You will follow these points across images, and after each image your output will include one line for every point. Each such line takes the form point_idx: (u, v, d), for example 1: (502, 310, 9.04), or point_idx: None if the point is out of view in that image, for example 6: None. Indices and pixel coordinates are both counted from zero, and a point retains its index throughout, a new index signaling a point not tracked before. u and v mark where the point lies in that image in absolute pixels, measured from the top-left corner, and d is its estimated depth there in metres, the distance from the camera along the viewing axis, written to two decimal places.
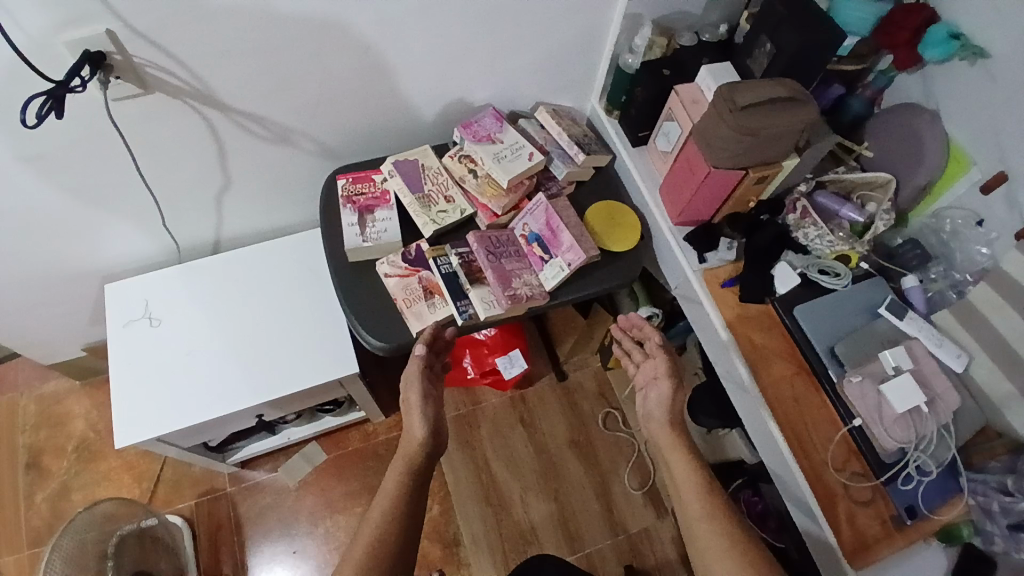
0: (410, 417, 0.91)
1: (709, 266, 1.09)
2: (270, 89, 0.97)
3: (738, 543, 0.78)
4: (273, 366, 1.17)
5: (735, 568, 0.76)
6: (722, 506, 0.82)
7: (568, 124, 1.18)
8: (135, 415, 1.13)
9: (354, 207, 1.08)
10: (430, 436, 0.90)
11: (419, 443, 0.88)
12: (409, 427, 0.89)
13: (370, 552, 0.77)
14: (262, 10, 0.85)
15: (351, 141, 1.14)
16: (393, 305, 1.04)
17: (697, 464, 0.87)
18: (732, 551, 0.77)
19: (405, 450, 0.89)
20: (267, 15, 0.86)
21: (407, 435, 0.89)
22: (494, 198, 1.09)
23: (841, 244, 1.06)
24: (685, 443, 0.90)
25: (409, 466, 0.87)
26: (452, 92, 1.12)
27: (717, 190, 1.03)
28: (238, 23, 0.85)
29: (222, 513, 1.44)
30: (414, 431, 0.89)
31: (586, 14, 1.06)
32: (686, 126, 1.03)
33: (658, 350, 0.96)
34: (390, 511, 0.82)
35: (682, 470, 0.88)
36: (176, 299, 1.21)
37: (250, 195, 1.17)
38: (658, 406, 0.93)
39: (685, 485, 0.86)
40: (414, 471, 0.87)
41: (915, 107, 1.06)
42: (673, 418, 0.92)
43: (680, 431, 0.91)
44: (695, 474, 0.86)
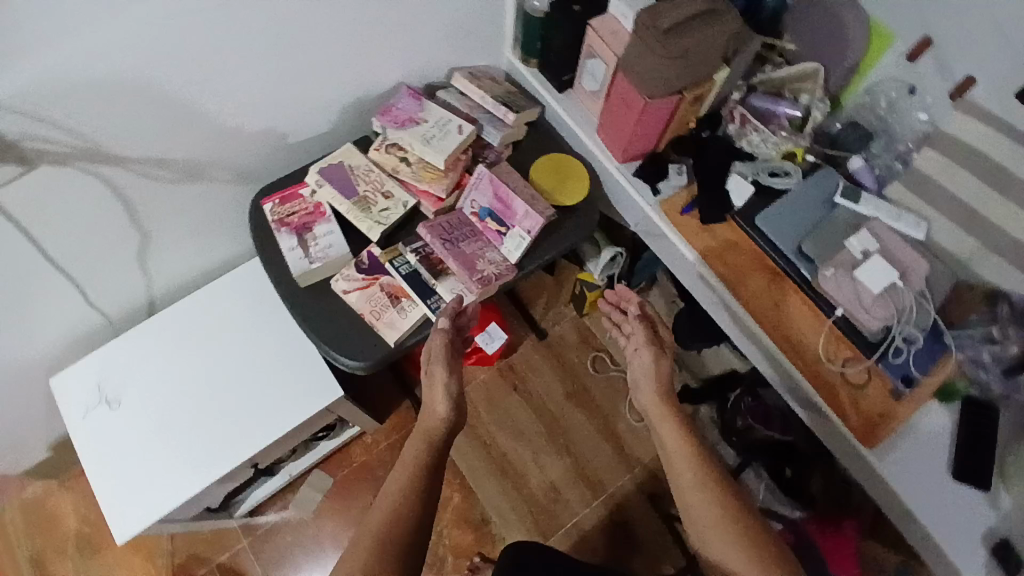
0: (433, 393, 0.87)
1: (664, 196, 1.07)
2: (166, 127, 0.87)
3: (727, 511, 0.78)
4: (254, 415, 1.12)
5: (727, 538, 0.76)
6: (716, 474, 0.81)
7: (488, 86, 1.13)
8: (129, 503, 1.08)
9: (291, 229, 1.00)
10: (455, 412, 0.86)
11: (442, 419, 0.85)
12: (433, 408, 0.85)
13: (384, 529, 0.76)
14: (131, 45, 0.75)
15: (268, 158, 1.05)
16: (361, 322, 0.98)
17: (686, 432, 0.86)
18: (727, 517, 0.78)
19: (429, 427, 0.85)
20: (138, 49, 0.76)
21: (429, 411, 0.86)
22: (434, 181, 1.03)
23: (786, 142, 1.06)
24: (674, 410, 0.87)
25: (431, 442, 0.84)
26: (361, 79, 1.03)
27: (657, 119, 1.01)
28: (108, 69, 0.75)
29: (247, 565, 1.40)
30: (436, 407, 0.86)
31: None
32: (611, 61, 1.01)
33: (636, 322, 0.92)
34: (406, 483, 0.80)
35: (673, 438, 0.86)
36: (130, 372, 1.13)
37: (178, 242, 1.08)
38: (644, 375, 0.90)
39: (676, 455, 0.84)
40: (435, 447, 0.84)
41: None
42: (664, 387, 0.89)
43: (668, 399, 0.88)
44: (685, 445, 0.84)
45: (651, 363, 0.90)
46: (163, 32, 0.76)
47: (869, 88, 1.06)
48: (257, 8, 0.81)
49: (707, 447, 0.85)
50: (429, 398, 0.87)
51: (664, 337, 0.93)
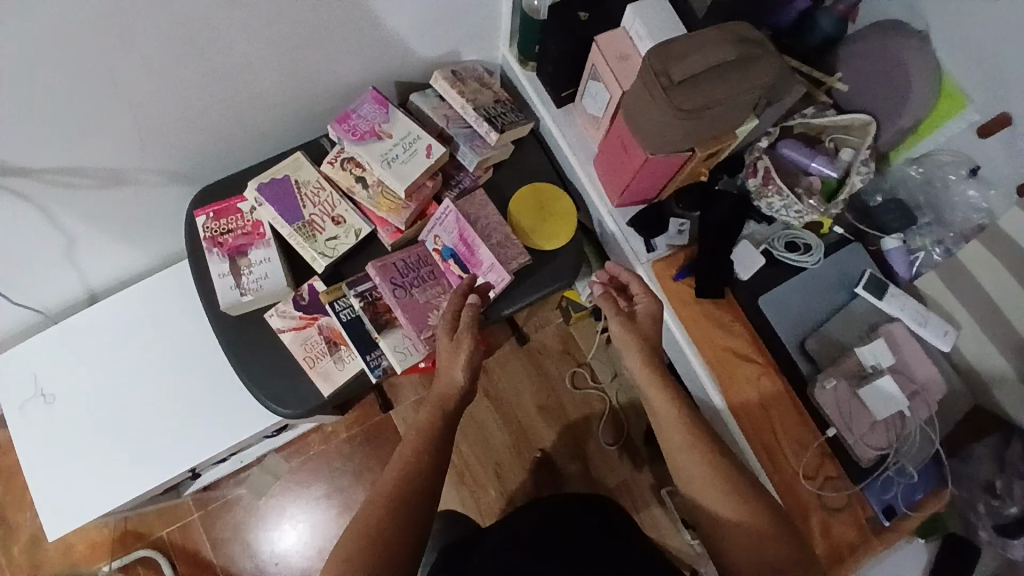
0: (452, 359, 0.82)
1: (657, 256, 0.92)
2: (73, 125, 0.74)
3: (721, 477, 0.78)
4: (194, 426, 1.05)
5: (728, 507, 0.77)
6: (705, 437, 0.81)
7: (474, 92, 0.95)
8: (59, 502, 1.03)
9: (223, 250, 0.88)
10: (471, 377, 0.83)
11: (459, 386, 0.82)
12: (450, 373, 0.82)
13: (395, 491, 0.76)
14: (15, 34, 0.61)
15: (206, 156, 0.92)
16: (294, 365, 0.87)
17: (680, 412, 0.83)
18: (722, 490, 0.78)
19: (444, 393, 0.83)
20: (28, 40, 0.63)
21: (447, 379, 0.83)
22: (392, 211, 0.89)
23: (811, 212, 0.87)
24: (663, 377, 0.85)
25: (442, 407, 0.82)
26: (313, 76, 0.88)
27: (661, 172, 0.84)
28: None
29: (196, 538, 1.35)
30: (454, 377, 0.82)
31: None
32: (616, 93, 0.83)
33: (602, 300, 0.89)
34: (417, 448, 0.80)
35: (662, 406, 0.84)
36: (66, 366, 1.06)
37: (111, 235, 0.97)
38: (626, 348, 0.86)
39: (669, 426, 0.83)
40: (447, 410, 0.82)
41: (896, 26, 0.85)
42: (649, 357, 0.85)
43: (655, 364, 0.85)
44: (674, 412, 0.83)
45: (622, 332, 0.86)
46: (59, 21, 0.62)
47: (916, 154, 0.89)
48: None
49: (697, 413, 0.83)
50: (446, 362, 0.83)
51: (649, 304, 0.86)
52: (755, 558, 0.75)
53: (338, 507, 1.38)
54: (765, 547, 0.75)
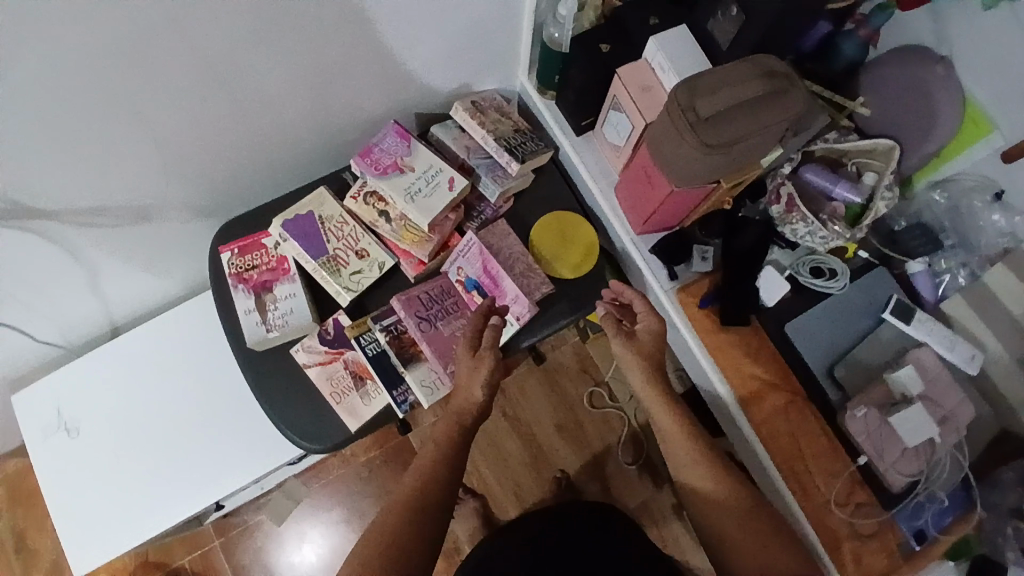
0: (472, 377, 0.83)
1: (682, 283, 0.92)
2: (100, 166, 0.75)
3: (721, 481, 0.82)
4: (218, 457, 1.05)
5: (729, 512, 0.81)
6: (704, 446, 0.85)
7: (494, 122, 0.95)
8: (84, 534, 1.03)
9: (248, 286, 0.88)
10: (489, 394, 0.84)
11: (475, 403, 0.83)
12: (470, 390, 0.82)
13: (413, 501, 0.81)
14: (48, 83, 0.62)
15: (229, 190, 0.92)
16: (319, 399, 0.87)
17: (685, 427, 0.87)
18: (724, 497, 0.81)
19: (461, 407, 0.84)
20: (58, 91, 0.63)
21: (466, 394, 0.84)
22: (415, 244, 0.90)
23: (836, 239, 0.87)
24: (663, 391, 0.88)
25: (461, 423, 0.85)
26: (337, 110, 0.88)
27: (685, 203, 0.84)
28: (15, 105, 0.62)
29: (218, 565, 1.34)
30: (474, 393, 0.83)
31: None
32: (639, 124, 0.84)
33: (607, 322, 0.90)
34: (436, 456, 0.84)
35: (664, 419, 0.88)
36: (91, 397, 1.06)
37: (134, 267, 0.97)
38: (631, 369, 0.89)
39: (672, 436, 0.87)
40: (465, 426, 0.86)
41: (924, 51, 0.84)
42: (652, 375, 0.88)
43: (658, 380, 0.88)
44: (675, 424, 0.87)
45: (624, 351, 0.89)
46: (87, 74, 0.63)
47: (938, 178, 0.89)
48: (206, 36, 0.66)
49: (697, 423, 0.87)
50: (465, 381, 0.83)
51: (647, 325, 0.88)
52: (757, 565, 0.76)
53: (356, 532, 1.37)
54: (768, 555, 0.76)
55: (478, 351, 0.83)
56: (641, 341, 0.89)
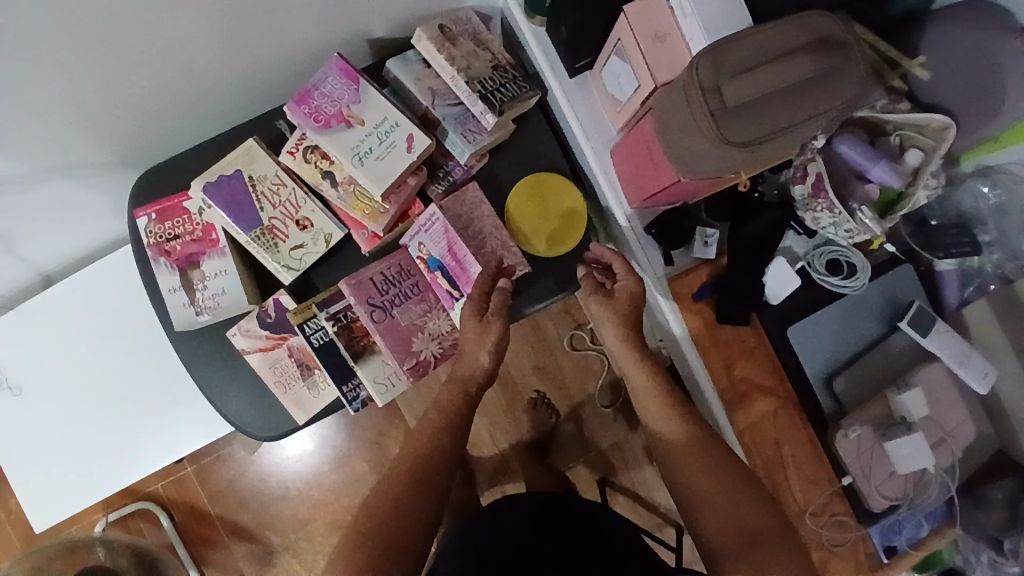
0: (478, 341, 0.74)
1: (677, 271, 0.80)
2: None
3: (694, 439, 0.72)
4: (168, 420, 0.98)
5: (701, 471, 0.69)
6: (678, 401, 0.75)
7: (467, 56, 0.76)
8: (41, 494, 0.98)
9: (172, 260, 0.75)
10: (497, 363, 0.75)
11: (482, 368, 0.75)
12: (476, 357, 0.73)
13: (411, 469, 0.70)
14: None
15: (142, 141, 0.76)
16: (265, 389, 0.78)
17: (657, 378, 0.77)
18: (697, 455, 0.71)
19: (467, 373, 0.75)
20: None
21: (473, 361, 0.75)
22: (368, 215, 0.75)
23: (864, 233, 0.74)
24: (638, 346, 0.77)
25: (466, 393, 0.75)
26: (264, 45, 0.69)
27: (692, 189, 0.69)
28: None
29: (194, 491, 1.34)
30: (480, 358, 0.74)
31: None
32: (646, 83, 0.66)
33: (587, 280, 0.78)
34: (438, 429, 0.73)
35: (637, 376, 0.77)
36: (26, 355, 0.95)
37: (39, 222, 0.82)
38: (607, 325, 0.78)
39: (644, 392, 0.77)
40: (470, 395, 0.76)
41: (998, 12, 0.68)
42: (630, 333, 0.77)
43: (633, 336, 0.77)
44: (649, 379, 0.77)
45: (599, 309, 0.77)
46: None
47: (984, 164, 0.77)
48: None
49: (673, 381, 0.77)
50: (471, 346, 0.74)
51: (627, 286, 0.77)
52: (729, 521, 0.66)
53: (329, 462, 1.35)
54: (742, 507, 0.66)
55: (485, 315, 0.74)
56: (618, 300, 0.77)
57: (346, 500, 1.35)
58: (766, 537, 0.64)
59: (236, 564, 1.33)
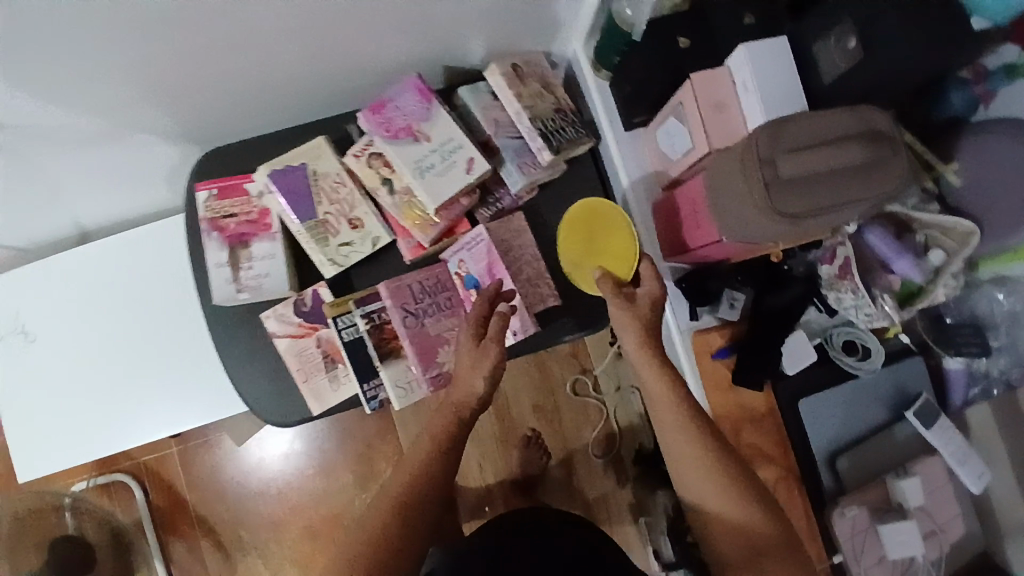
0: (472, 364, 0.72)
1: (701, 327, 0.83)
2: (52, 77, 0.63)
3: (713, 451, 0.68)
4: (175, 394, 0.99)
5: (719, 492, 0.67)
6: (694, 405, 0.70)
7: (534, 96, 0.82)
8: (30, 444, 0.98)
9: (223, 236, 0.78)
10: (491, 390, 0.72)
11: (477, 396, 0.72)
12: (470, 381, 0.71)
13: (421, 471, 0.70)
14: None
15: (214, 118, 0.80)
16: (286, 374, 0.81)
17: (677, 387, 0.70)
18: (717, 474, 0.67)
19: (461, 398, 0.72)
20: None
21: (469, 389, 0.72)
22: (418, 225, 0.79)
23: (880, 320, 0.77)
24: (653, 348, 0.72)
25: (458, 418, 0.72)
26: (353, 54, 0.75)
27: (729, 251, 0.72)
28: None
29: (171, 471, 1.35)
30: (475, 386, 0.71)
31: None
32: (700, 146, 0.71)
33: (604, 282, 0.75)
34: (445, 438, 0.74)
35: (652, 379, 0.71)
36: (49, 307, 0.97)
37: (98, 181, 0.87)
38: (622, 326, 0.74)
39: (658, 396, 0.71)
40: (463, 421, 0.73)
41: None
42: (649, 338, 0.72)
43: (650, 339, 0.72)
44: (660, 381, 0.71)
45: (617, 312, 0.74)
46: None
47: (1002, 273, 0.80)
48: None
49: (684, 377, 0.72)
50: (466, 369, 0.72)
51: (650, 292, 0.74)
52: (744, 542, 0.67)
53: (313, 466, 1.36)
54: (748, 524, 0.66)
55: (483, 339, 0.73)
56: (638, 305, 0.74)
57: (323, 509, 1.35)
58: (767, 552, 0.66)
59: (201, 559, 1.32)
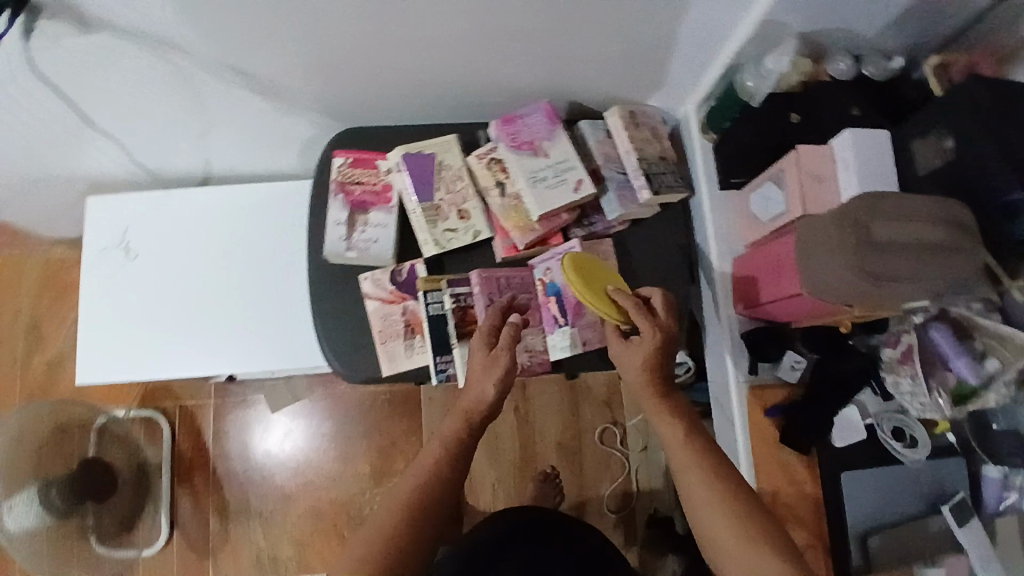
0: (484, 372, 0.74)
1: (758, 381, 0.88)
2: (250, 37, 0.75)
3: (726, 494, 0.64)
4: (243, 337, 1.04)
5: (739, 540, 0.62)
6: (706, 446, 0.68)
7: (644, 141, 0.91)
8: (99, 349, 1.03)
9: (347, 199, 0.87)
10: (502, 397, 0.74)
11: (488, 404, 0.73)
12: (480, 389, 0.73)
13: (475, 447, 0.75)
14: None
15: (358, 99, 0.90)
16: (366, 334, 0.87)
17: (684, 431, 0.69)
18: (732, 518, 0.63)
19: (470, 406, 0.74)
20: None
21: (478, 398, 0.73)
22: (518, 228, 0.87)
23: (934, 412, 0.78)
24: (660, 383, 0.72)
25: (468, 422, 0.73)
26: (497, 72, 0.86)
27: (804, 310, 0.78)
28: None
29: (204, 419, 1.42)
30: (485, 394, 0.73)
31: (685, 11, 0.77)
32: (794, 211, 0.78)
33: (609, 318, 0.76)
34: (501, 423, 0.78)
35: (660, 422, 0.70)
36: (158, 231, 1.06)
37: (243, 134, 0.99)
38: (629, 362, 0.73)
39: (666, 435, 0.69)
40: (473, 427, 0.74)
41: None
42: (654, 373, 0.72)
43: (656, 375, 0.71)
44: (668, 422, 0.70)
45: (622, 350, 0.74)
46: None
47: None
48: None
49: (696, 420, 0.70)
50: (477, 377, 0.74)
51: (668, 325, 0.73)
52: None
53: (335, 449, 1.41)
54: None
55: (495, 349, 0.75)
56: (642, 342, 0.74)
57: (333, 493, 1.39)
58: None
59: (213, 503, 1.39)
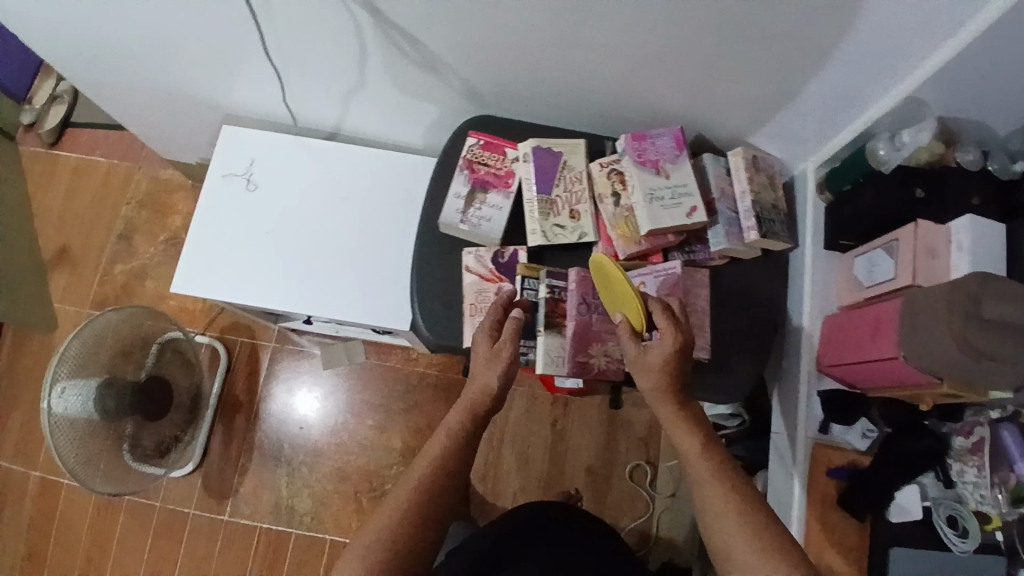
0: (487, 363, 0.77)
1: (826, 440, 0.89)
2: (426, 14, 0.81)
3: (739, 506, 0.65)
4: (333, 284, 1.09)
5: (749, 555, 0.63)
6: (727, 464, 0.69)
7: (761, 185, 0.94)
8: (199, 261, 1.08)
9: (471, 176, 0.93)
10: (506, 388, 0.77)
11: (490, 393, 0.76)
12: (485, 379, 0.76)
13: None
14: None
15: (499, 90, 0.96)
16: (457, 303, 0.91)
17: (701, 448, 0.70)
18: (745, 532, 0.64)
19: (474, 396, 0.76)
20: None
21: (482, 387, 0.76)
22: (624, 238, 0.90)
23: (988, 505, 0.77)
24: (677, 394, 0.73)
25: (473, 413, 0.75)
26: (635, 92, 0.90)
27: (891, 377, 0.78)
28: None
29: (259, 360, 1.48)
30: (488, 384, 0.76)
31: (832, 75, 0.80)
32: (902, 280, 0.80)
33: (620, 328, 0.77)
34: None
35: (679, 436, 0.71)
36: (280, 171, 1.13)
37: (381, 100, 1.06)
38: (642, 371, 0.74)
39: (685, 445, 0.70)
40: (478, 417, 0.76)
41: None
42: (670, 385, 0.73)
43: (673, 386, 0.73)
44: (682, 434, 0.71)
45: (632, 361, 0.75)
46: None
47: None
48: None
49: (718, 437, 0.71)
50: (480, 370, 0.77)
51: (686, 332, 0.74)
52: None
53: (373, 419, 1.44)
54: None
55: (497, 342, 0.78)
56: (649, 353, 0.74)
57: (362, 460, 1.42)
58: None
59: (249, 442, 1.43)
